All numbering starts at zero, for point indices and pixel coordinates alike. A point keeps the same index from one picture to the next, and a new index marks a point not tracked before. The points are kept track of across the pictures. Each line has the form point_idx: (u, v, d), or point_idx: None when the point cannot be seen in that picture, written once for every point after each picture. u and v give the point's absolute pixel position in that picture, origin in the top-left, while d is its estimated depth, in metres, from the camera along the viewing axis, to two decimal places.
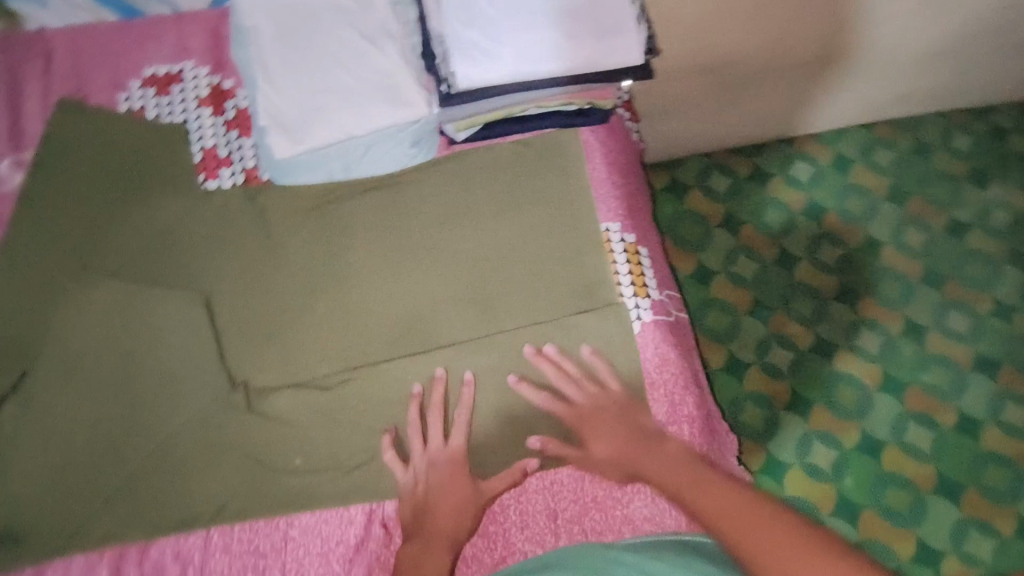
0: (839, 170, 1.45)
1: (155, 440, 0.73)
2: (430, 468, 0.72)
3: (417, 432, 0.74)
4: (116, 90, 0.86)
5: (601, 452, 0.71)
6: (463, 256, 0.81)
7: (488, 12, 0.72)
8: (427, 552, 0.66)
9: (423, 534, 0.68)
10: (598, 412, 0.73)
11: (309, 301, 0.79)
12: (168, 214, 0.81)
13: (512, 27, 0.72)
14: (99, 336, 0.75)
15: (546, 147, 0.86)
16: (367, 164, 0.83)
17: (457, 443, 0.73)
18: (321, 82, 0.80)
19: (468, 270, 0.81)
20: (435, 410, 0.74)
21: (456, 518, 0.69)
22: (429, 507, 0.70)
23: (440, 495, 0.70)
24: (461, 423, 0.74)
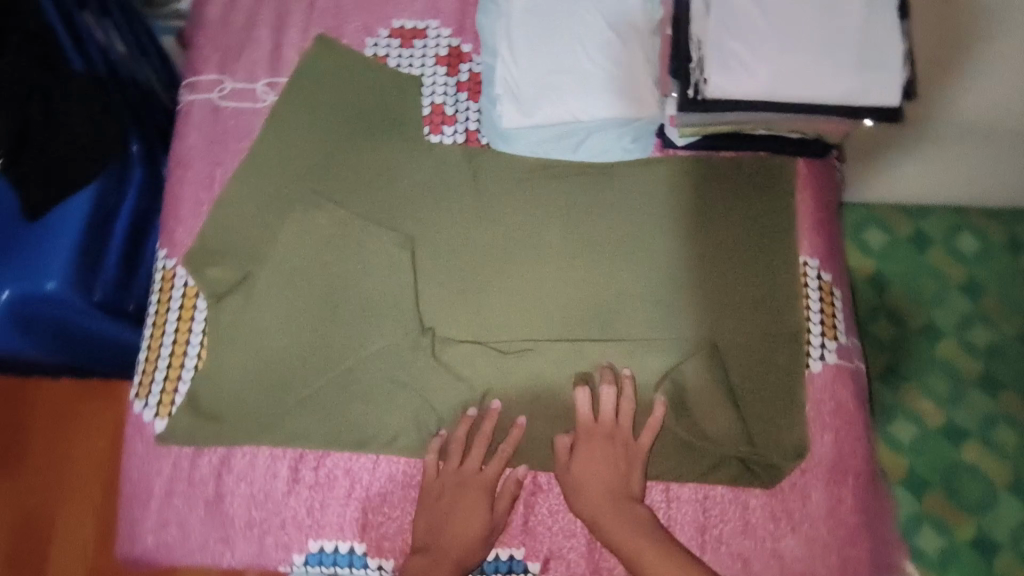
0: (1011, 252, 1.39)
1: (342, 363, 0.79)
2: (455, 488, 0.74)
3: (455, 450, 0.75)
4: (365, 35, 0.92)
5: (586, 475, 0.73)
6: (659, 256, 0.82)
7: (752, 27, 0.72)
8: (436, 568, 0.70)
9: (435, 550, 0.71)
10: (616, 445, 0.75)
11: (504, 267, 0.83)
12: (391, 159, 0.87)
13: (773, 46, 0.72)
14: (315, 256, 0.82)
15: (756, 169, 0.85)
16: (580, 151, 0.86)
17: (491, 472, 0.74)
18: (562, 64, 0.83)
19: (660, 270, 0.82)
20: (483, 436, 0.76)
21: (471, 547, 0.72)
22: (447, 527, 0.72)
23: (462, 517, 0.72)
24: (501, 455, 0.75)
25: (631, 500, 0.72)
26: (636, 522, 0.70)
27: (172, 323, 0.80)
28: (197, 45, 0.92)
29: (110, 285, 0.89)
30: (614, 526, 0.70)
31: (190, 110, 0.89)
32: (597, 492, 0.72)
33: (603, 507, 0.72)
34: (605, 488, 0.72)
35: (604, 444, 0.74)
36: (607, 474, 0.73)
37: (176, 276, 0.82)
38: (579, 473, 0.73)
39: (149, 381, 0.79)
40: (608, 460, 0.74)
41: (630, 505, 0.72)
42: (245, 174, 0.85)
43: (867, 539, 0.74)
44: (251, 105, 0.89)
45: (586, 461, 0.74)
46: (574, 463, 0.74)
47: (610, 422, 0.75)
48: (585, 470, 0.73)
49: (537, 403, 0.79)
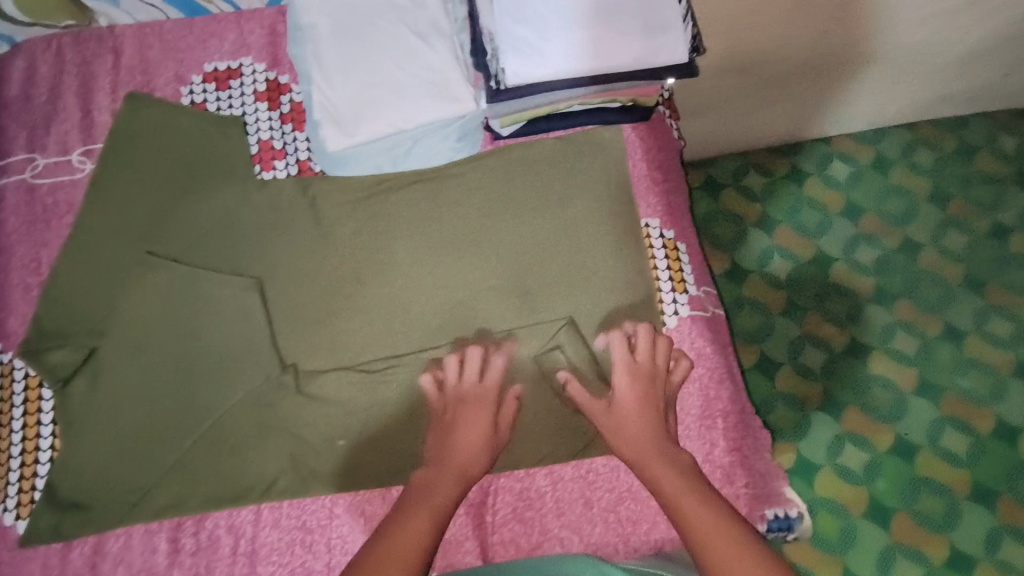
0: (880, 170, 1.47)
1: (209, 418, 0.77)
2: (458, 400, 0.72)
3: (452, 368, 0.75)
4: (179, 84, 0.89)
5: (629, 410, 0.70)
6: (510, 247, 0.84)
7: (537, 10, 0.73)
8: (437, 481, 0.65)
9: (439, 462, 0.67)
10: (654, 383, 0.72)
11: (359, 288, 0.83)
12: (225, 205, 0.85)
13: (560, 23, 0.73)
14: (164, 317, 0.80)
15: (585, 143, 0.88)
16: (411, 158, 0.86)
17: (492, 382, 0.74)
18: (373, 77, 0.83)
19: (516, 261, 0.84)
20: (476, 355, 0.75)
21: (475, 457, 0.68)
22: (453, 440, 0.69)
23: (465, 428, 0.70)
24: (497, 367, 0.75)
25: (675, 447, 0.68)
26: (673, 462, 0.65)
27: (18, 419, 0.76)
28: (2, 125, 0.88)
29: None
30: (654, 462, 0.65)
31: (5, 193, 0.85)
32: (635, 433, 0.69)
33: (643, 445, 0.67)
34: (643, 430, 0.69)
35: (649, 383, 0.72)
36: (641, 418, 0.70)
37: (14, 369, 0.78)
38: (622, 413, 0.71)
39: (4, 483, 0.75)
40: (649, 398, 0.71)
41: (675, 450, 0.67)
42: (74, 250, 0.82)
43: (744, 475, 0.77)
44: (69, 177, 0.85)
45: (629, 403, 0.71)
46: (614, 404, 0.72)
47: (649, 363, 0.74)
48: (631, 408, 0.71)
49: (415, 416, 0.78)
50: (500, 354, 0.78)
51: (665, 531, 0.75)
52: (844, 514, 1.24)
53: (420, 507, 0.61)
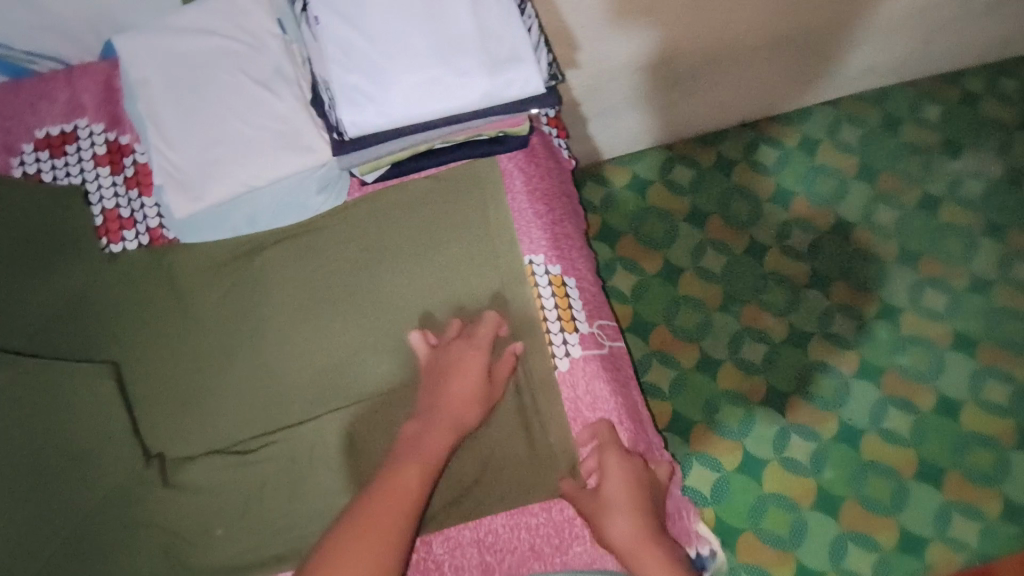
0: (807, 151, 1.44)
1: (70, 523, 0.71)
2: (461, 344, 0.74)
3: (450, 329, 0.76)
4: (9, 156, 0.82)
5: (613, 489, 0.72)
6: (391, 294, 0.79)
7: (372, 54, 0.68)
8: (435, 436, 0.70)
9: (437, 412, 0.71)
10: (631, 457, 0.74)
11: (228, 358, 0.77)
12: (73, 284, 0.78)
13: (397, 65, 0.68)
14: (12, 416, 0.73)
15: (461, 179, 0.82)
16: (272, 215, 0.80)
17: (487, 333, 0.75)
18: (216, 134, 0.77)
19: (399, 312, 0.78)
20: (456, 326, 0.76)
21: (465, 408, 0.72)
22: (446, 394, 0.72)
23: (459, 380, 0.72)
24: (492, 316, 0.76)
25: (661, 531, 0.71)
26: (658, 548, 0.69)
27: None
28: None
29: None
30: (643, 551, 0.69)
31: None
32: (621, 501, 0.71)
33: (635, 525, 0.70)
34: (632, 505, 0.71)
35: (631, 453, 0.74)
36: (626, 493, 0.72)
37: None
38: (607, 480, 0.72)
39: None
40: (632, 475, 0.73)
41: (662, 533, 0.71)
42: None
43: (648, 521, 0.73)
44: None
45: (614, 481, 0.72)
46: (604, 466, 0.73)
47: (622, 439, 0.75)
48: (617, 487, 0.72)
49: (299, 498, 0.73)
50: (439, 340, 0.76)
51: None
52: (793, 510, 1.22)
53: (414, 459, 0.68)
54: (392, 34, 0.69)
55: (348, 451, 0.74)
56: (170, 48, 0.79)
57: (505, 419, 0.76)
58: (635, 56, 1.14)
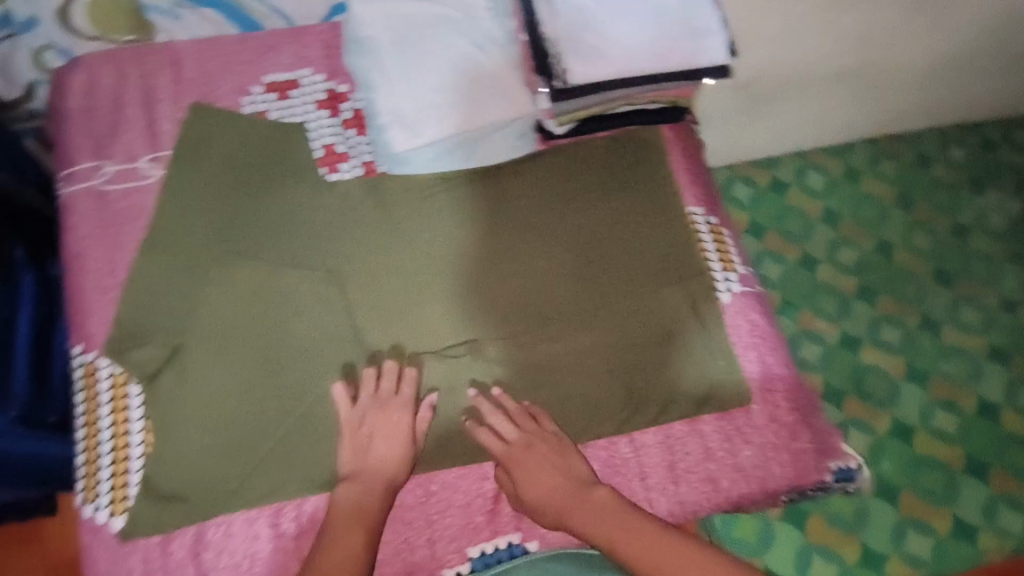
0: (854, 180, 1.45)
1: (297, 407, 0.80)
2: (375, 412, 0.78)
3: (366, 384, 0.80)
4: (240, 94, 0.93)
5: (530, 485, 0.76)
6: (569, 235, 0.90)
7: (598, 19, 0.81)
8: (365, 494, 0.74)
9: (359, 473, 0.76)
10: (543, 445, 0.78)
11: (429, 277, 0.86)
12: (296, 204, 0.88)
13: (619, 28, 0.81)
14: (247, 312, 0.82)
15: (632, 141, 0.95)
16: (474, 157, 0.92)
17: (366, 395, 0.79)
18: (433, 83, 0.89)
19: (577, 249, 0.90)
20: (372, 372, 0.81)
21: (393, 461, 0.77)
22: (373, 450, 0.77)
23: (385, 436, 0.78)
24: (372, 373, 0.81)
25: (589, 488, 0.76)
26: (594, 507, 0.74)
27: (106, 416, 0.78)
28: (65, 136, 0.89)
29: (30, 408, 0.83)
30: (584, 520, 0.74)
31: (73, 201, 0.85)
32: (549, 496, 0.76)
33: (573, 504, 0.75)
34: (565, 489, 0.76)
35: (528, 454, 0.77)
36: (555, 482, 0.77)
37: (99, 366, 0.80)
38: (531, 495, 0.76)
39: (96, 482, 0.76)
40: (540, 462, 0.77)
41: (593, 492, 0.76)
42: (152, 252, 0.83)
43: (807, 432, 0.83)
44: (137, 183, 0.86)
45: (524, 476, 0.77)
46: (521, 486, 0.77)
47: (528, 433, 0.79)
48: (532, 481, 0.76)
49: (493, 402, 0.82)
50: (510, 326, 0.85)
51: (744, 489, 0.80)
52: None
53: (352, 518, 0.73)
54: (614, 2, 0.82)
55: (542, 362, 0.84)
56: (393, 11, 0.91)
57: (676, 343, 0.85)
58: (761, 32, 1.10)
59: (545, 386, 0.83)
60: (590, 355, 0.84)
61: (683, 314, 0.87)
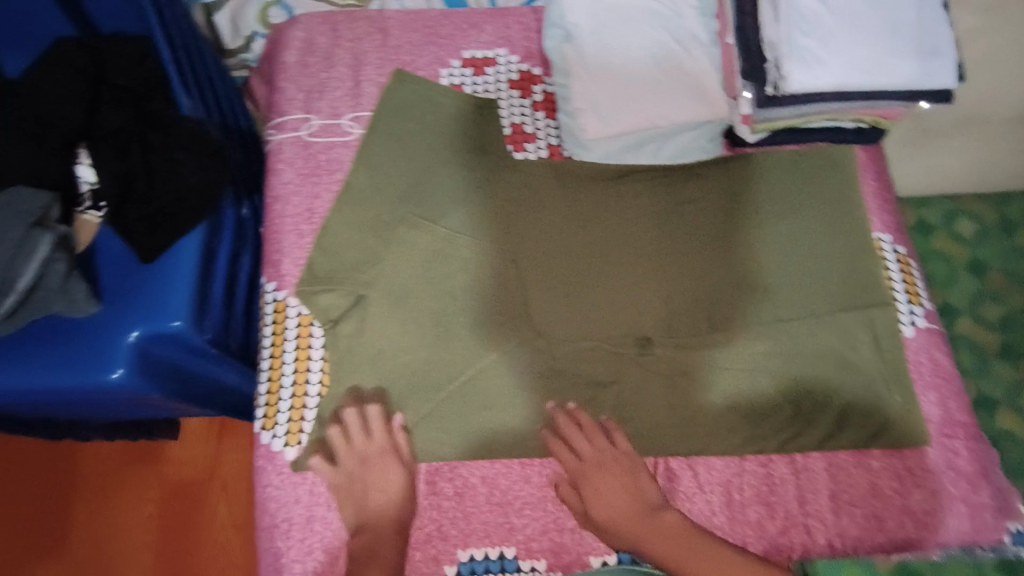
0: None
1: (465, 372, 0.81)
2: (368, 463, 0.76)
3: (358, 426, 0.78)
4: (439, 66, 0.96)
5: (596, 505, 0.76)
6: (710, 237, 0.88)
7: (825, 27, 0.78)
8: (383, 543, 0.73)
9: (366, 527, 0.74)
10: (615, 465, 0.77)
11: (602, 268, 0.87)
12: (482, 176, 0.89)
13: (845, 38, 0.78)
14: (425, 275, 0.85)
15: (820, 158, 0.92)
16: (660, 154, 0.92)
17: (379, 436, 0.77)
18: (632, 75, 0.89)
19: (718, 252, 0.88)
20: (376, 415, 0.78)
21: (403, 515, 0.75)
22: (369, 498, 0.75)
23: (377, 484, 0.76)
24: (384, 419, 0.78)
25: (657, 510, 0.75)
26: (659, 527, 0.74)
27: (291, 352, 0.82)
28: (279, 88, 0.94)
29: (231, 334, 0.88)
30: (655, 544, 0.73)
31: (281, 148, 0.91)
32: (615, 518, 0.75)
33: (641, 527, 0.74)
34: (633, 511, 0.75)
35: (600, 473, 0.77)
36: (624, 503, 0.76)
37: (289, 307, 0.84)
38: (598, 516, 0.76)
39: (275, 412, 0.80)
40: (614, 481, 0.77)
41: (658, 515, 0.75)
42: (344, 205, 0.87)
43: (987, 486, 0.78)
44: (340, 139, 0.91)
45: (594, 495, 0.76)
46: (591, 508, 0.76)
47: (602, 452, 0.78)
48: (600, 502, 0.76)
49: (572, 384, 0.82)
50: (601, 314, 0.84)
51: (913, 533, 0.76)
52: None
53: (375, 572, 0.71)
54: (845, 8, 0.78)
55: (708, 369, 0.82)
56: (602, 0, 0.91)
57: (853, 373, 0.82)
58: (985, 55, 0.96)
59: (708, 393, 0.82)
60: (683, 360, 0.83)
61: (862, 342, 0.83)
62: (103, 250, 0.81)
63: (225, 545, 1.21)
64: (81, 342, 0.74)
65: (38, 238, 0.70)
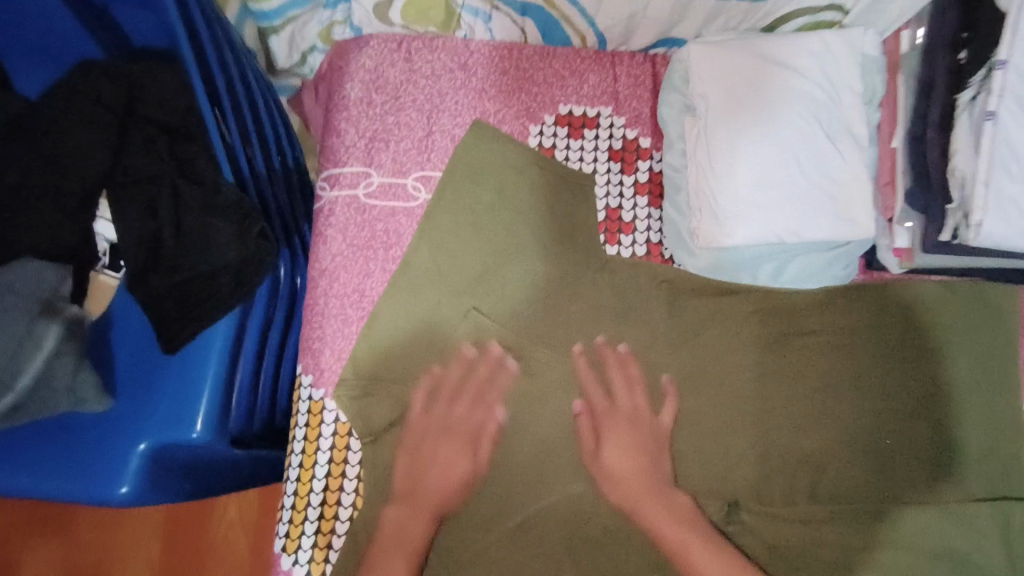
0: None
1: (520, 514, 0.71)
2: (439, 433, 0.70)
3: (434, 390, 0.72)
4: (529, 121, 0.80)
5: (612, 454, 0.70)
6: (840, 365, 0.74)
7: None
8: (413, 523, 0.67)
9: (413, 500, 0.68)
10: (635, 427, 0.71)
11: (692, 404, 0.74)
12: (563, 273, 0.76)
13: None
14: (486, 386, 0.72)
15: (972, 296, 0.75)
16: (782, 276, 0.74)
17: (472, 417, 0.72)
18: (767, 175, 0.72)
19: (848, 381, 0.74)
20: (464, 387, 0.72)
21: (451, 495, 0.69)
22: (423, 477, 0.69)
23: (440, 459, 0.70)
24: (490, 406, 0.72)
25: (670, 487, 0.69)
26: (659, 501, 0.68)
27: (322, 466, 0.72)
28: (338, 129, 0.79)
29: (258, 420, 0.75)
30: (656, 513, 0.67)
31: (332, 209, 0.77)
32: (624, 475, 0.69)
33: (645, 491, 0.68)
34: (642, 471, 0.69)
35: (631, 427, 0.71)
36: (633, 461, 0.69)
37: (325, 411, 0.72)
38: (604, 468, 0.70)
39: (298, 534, 0.71)
40: (636, 445, 0.70)
41: (670, 491, 0.69)
42: (398, 293, 0.73)
43: None
44: (402, 205, 0.77)
45: (612, 444, 0.70)
46: (603, 452, 0.70)
47: (630, 407, 0.72)
48: (615, 451, 0.70)
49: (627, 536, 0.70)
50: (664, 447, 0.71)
51: None
52: None
53: (398, 556, 0.65)
54: None
55: (796, 551, 0.70)
56: (744, 72, 0.73)
57: None
58: None
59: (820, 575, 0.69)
60: (767, 522, 0.71)
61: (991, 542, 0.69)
62: (119, 322, 0.70)
63: (232, 546, 1.07)
64: (91, 446, 0.65)
65: (45, 331, 0.60)
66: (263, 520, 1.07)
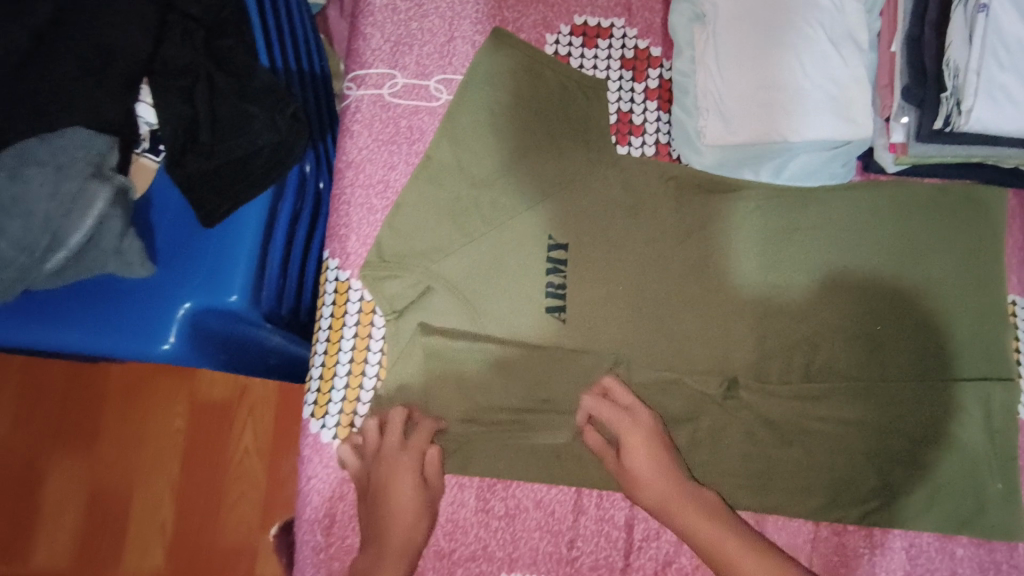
0: None
1: (535, 383, 0.74)
2: (385, 457, 0.70)
3: (374, 430, 0.71)
4: (545, 30, 0.84)
5: (637, 465, 0.68)
6: (847, 320, 0.77)
7: None
8: (387, 564, 0.66)
9: (376, 545, 0.67)
10: (661, 444, 0.70)
11: (696, 293, 0.78)
12: (574, 169, 0.80)
13: None
14: (504, 270, 0.78)
15: (964, 195, 0.79)
16: (782, 175, 0.79)
17: (414, 443, 0.70)
18: (772, 78, 0.76)
19: (855, 326, 0.77)
20: (400, 418, 0.71)
21: (414, 520, 0.69)
22: (386, 507, 0.68)
23: (393, 484, 0.69)
24: (425, 426, 0.72)
25: (701, 489, 0.68)
26: (708, 508, 0.66)
27: (349, 339, 0.77)
28: (363, 33, 0.83)
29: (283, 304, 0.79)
30: (692, 520, 0.66)
31: (358, 107, 0.81)
32: (658, 487, 0.68)
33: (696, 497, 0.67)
34: (669, 487, 0.67)
35: (657, 443, 0.69)
36: (663, 472, 0.68)
37: (352, 289, 0.78)
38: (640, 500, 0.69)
39: (326, 401, 0.76)
40: (662, 462, 0.68)
41: (702, 493, 0.67)
42: (421, 183, 0.78)
43: None
44: (425, 105, 0.82)
45: (635, 456, 0.69)
46: (627, 463, 0.69)
47: (653, 421, 0.71)
48: (639, 462, 0.68)
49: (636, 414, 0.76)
50: (667, 329, 0.77)
51: None
52: None
53: None
54: None
55: (781, 428, 0.75)
56: None
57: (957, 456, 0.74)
58: None
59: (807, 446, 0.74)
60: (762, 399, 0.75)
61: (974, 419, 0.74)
62: (157, 206, 0.75)
63: (250, 468, 1.13)
64: (127, 308, 0.70)
65: (96, 191, 0.66)
66: (280, 441, 1.13)
